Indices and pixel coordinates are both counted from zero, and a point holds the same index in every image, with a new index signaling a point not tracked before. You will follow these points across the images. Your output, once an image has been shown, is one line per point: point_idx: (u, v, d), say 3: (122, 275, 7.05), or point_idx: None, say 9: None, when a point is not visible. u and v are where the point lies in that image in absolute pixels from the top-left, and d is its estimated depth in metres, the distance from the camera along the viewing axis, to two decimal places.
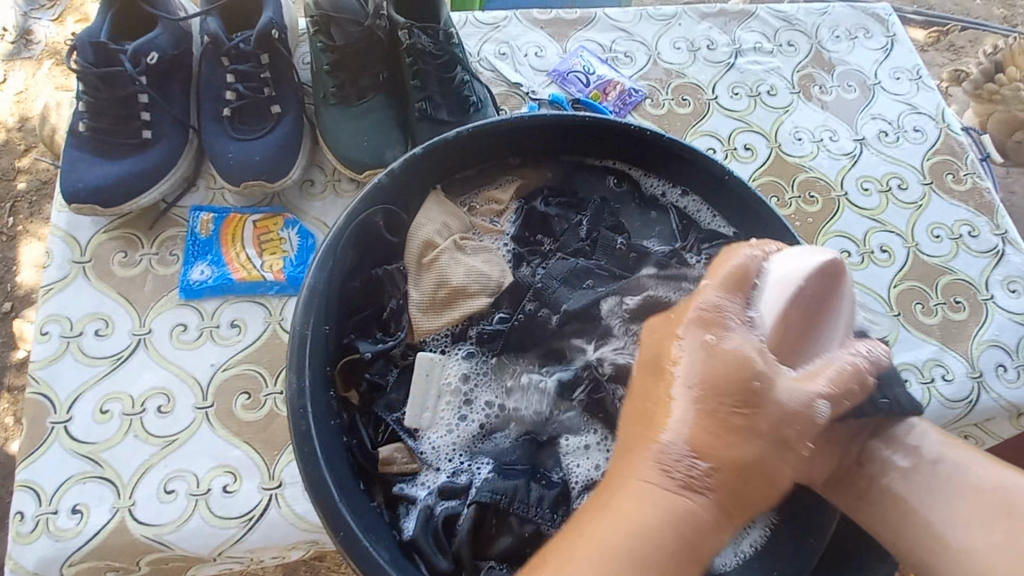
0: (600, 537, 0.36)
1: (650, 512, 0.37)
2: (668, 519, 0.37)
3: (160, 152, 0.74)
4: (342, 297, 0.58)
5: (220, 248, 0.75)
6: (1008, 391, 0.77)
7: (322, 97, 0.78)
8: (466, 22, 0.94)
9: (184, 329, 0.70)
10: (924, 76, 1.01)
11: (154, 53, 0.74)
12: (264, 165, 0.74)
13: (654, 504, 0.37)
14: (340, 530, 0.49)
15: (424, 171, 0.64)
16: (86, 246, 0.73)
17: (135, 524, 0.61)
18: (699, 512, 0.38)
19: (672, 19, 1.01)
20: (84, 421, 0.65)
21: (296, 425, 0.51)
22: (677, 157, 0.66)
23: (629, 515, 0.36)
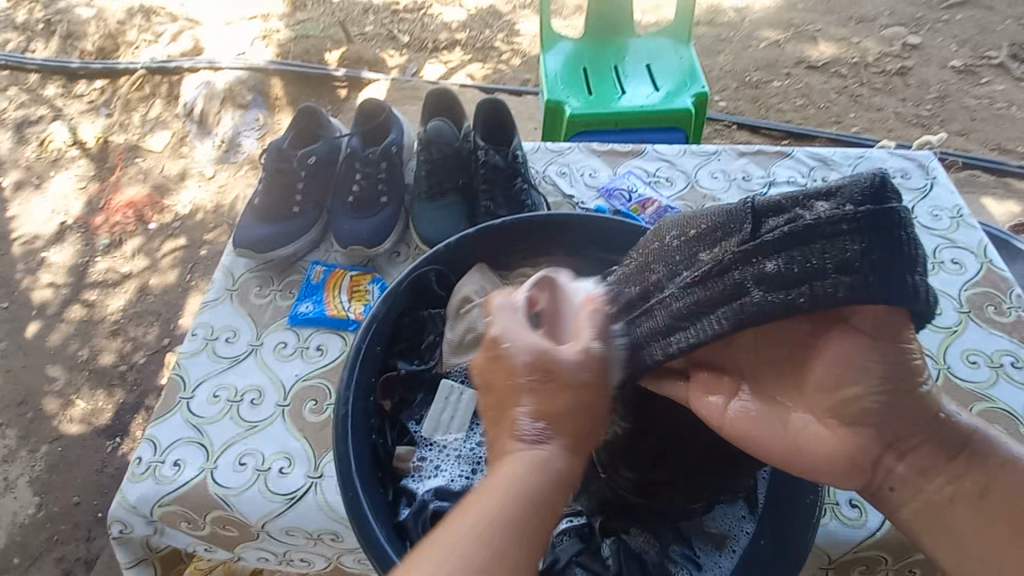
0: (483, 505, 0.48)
1: (516, 479, 0.50)
2: (532, 469, 0.51)
3: (301, 221, 1.04)
4: (394, 326, 0.77)
5: (323, 292, 0.99)
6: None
7: (418, 193, 1.05)
8: (538, 149, 1.21)
9: (284, 346, 0.93)
10: (965, 216, 1.08)
11: (314, 156, 1.06)
12: (367, 237, 1.01)
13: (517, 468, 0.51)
14: (349, 493, 0.62)
15: (475, 247, 0.85)
16: (238, 279, 1.02)
17: (212, 483, 0.79)
18: (556, 461, 0.52)
19: (712, 155, 1.20)
20: (201, 399, 0.87)
21: (338, 408, 0.68)
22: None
23: (505, 486, 0.49)
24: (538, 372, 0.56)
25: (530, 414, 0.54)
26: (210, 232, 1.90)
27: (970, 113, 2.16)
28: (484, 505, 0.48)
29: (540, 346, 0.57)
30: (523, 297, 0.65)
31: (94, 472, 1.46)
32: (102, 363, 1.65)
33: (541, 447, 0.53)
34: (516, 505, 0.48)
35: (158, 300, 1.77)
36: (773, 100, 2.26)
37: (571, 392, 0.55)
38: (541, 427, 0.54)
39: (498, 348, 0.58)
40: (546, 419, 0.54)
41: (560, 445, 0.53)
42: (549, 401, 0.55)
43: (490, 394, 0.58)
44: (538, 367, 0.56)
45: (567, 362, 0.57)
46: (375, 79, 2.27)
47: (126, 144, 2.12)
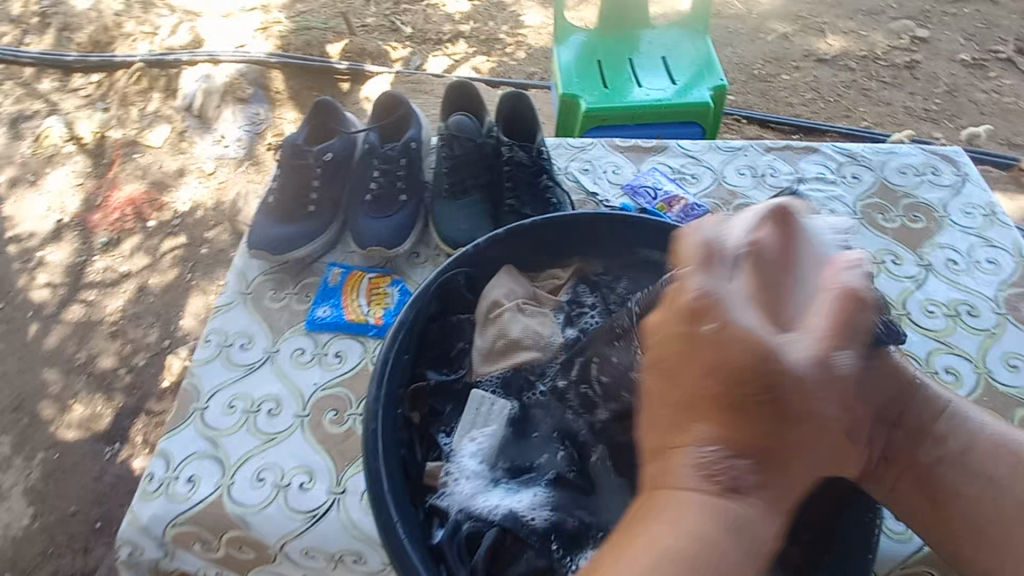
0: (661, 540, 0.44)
1: (685, 516, 0.45)
2: (708, 513, 0.45)
3: (317, 221, 0.99)
4: (422, 335, 0.73)
5: (340, 296, 0.95)
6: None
7: (437, 191, 1.00)
8: (559, 144, 1.17)
9: (301, 353, 0.89)
10: (998, 214, 1.04)
11: (329, 153, 1.01)
12: (386, 237, 0.96)
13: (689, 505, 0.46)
14: (383, 515, 0.59)
15: (504, 248, 0.80)
16: (250, 282, 0.98)
17: (228, 501, 0.75)
18: (751, 508, 0.46)
19: (738, 150, 1.15)
20: (215, 411, 0.83)
21: (367, 424, 0.64)
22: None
23: (676, 524, 0.45)
24: (753, 384, 0.46)
25: (705, 436, 0.47)
26: (210, 230, 1.85)
27: (981, 108, 2.13)
28: (661, 545, 0.43)
29: (761, 331, 0.47)
30: (735, 239, 0.53)
31: (93, 479, 1.42)
32: (102, 366, 1.60)
33: (711, 462, 0.47)
34: (702, 552, 0.43)
35: (158, 300, 1.72)
36: (784, 93, 2.21)
37: (774, 416, 0.47)
38: (741, 464, 0.47)
39: (700, 325, 0.46)
40: (725, 443, 0.47)
41: (747, 467, 0.47)
42: (725, 417, 0.47)
43: (681, 365, 0.48)
44: (762, 382, 0.46)
45: (800, 364, 0.46)
46: (377, 72, 2.21)
47: (123, 140, 2.06)
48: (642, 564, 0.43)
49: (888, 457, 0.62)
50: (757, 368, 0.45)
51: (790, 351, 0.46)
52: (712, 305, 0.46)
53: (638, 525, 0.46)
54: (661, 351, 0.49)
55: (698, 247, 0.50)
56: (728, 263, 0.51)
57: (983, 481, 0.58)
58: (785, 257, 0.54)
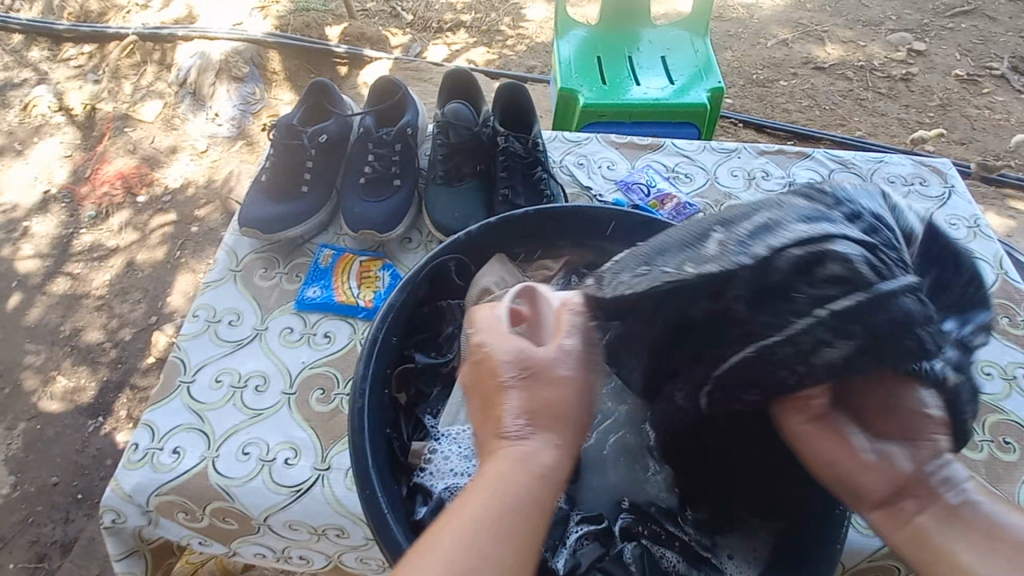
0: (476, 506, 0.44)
1: (507, 481, 0.46)
2: (519, 469, 0.46)
3: (310, 202, 1.00)
4: (411, 318, 0.74)
5: (331, 278, 0.95)
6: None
7: (432, 178, 1.01)
8: (555, 138, 1.18)
9: (290, 331, 0.89)
10: (982, 227, 1.07)
11: (325, 134, 1.02)
12: (379, 221, 0.97)
13: (503, 472, 0.46)
14: (367, 491, 0.60)
15: (496, 237, 0.82)
16: (241, 259, 0.98)
17: (213, 473, 0.76)
18: (542, 457, 0.48)
19: (732, 152, 1.17)
20: (202, 385, 0.84)
21: (354, 402, 0.65)
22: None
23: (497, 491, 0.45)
24: (521, 369, 0.51)
25: (515, 416, 0.50)
26: (201, 208, 1.84)
27: (972, 123, 2.16)
28: (460, 512, 0.44)
29: (522, 347, 0.53)
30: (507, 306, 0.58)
31: (75, 452, 1.42)
32: (86, 340, 1.59)
33: (526, 443, 0.48)
34: (503, 507, 0.44)
35: (146, 276, 1.71)
36: (780, 99, 2.23)
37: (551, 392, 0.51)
38: (523, 426, 0.49)
39: (522, 359, 0.52)
40: (532, 419, 0.50)
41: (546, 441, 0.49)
42: (534, 400, 0.50)
43: (490, 381, 0.52)
44: (525, 366, 0.52)
45: (547, 357, 0.53)
46: (376, 57, 2.19)
47: (115, 113, 2.04)
48: (452, 522, 0.43)
49: (897, 491, 0.51)
50: (543, 370, 0.51)
51: (542, 355, 0.53)
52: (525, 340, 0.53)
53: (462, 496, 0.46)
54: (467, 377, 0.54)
55: (482, 322, 0.56)
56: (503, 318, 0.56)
57: (988, 516, 0.47)
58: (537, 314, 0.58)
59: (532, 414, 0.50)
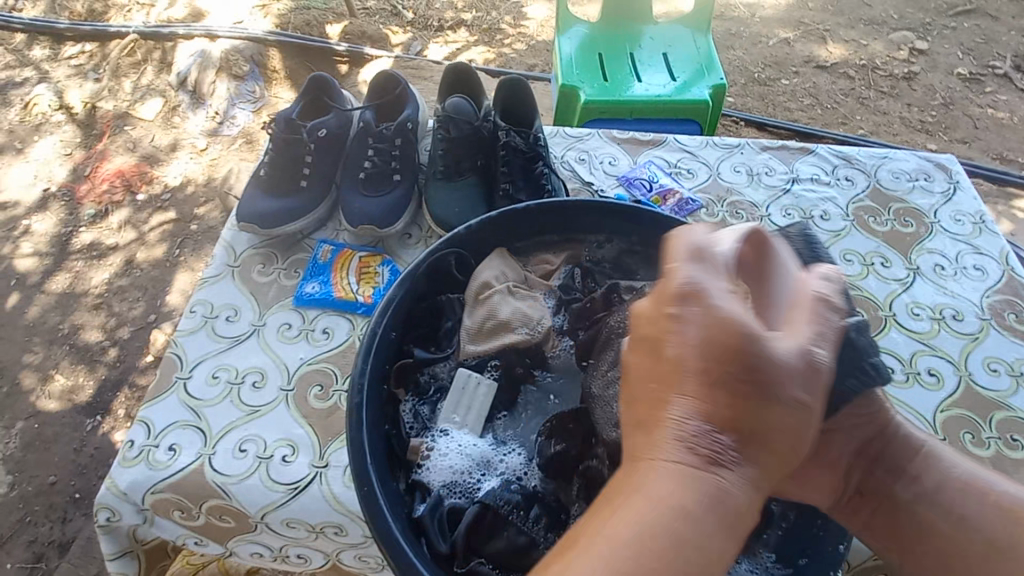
0: (631, 516, 0.39)
1: (663, 497, 0.40)
2: (711, 500, 0.40)
3: (309, 197, 0.99)
4: (410, 313, 0.74)
5: (331, 273, 0.94)
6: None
7: (432, 173, 1.00)
8: (556, 133, 1.17)
9: (288, 328, 0.88)
10: (988, 222, 1.06)
11: (324, 129, 1.01)
12: (379, 215, 0.96)
13: (667, 479, 0.41)
14: (365, 486, 0.59)
15: (496, 231, 0.81)
16: (239, 255, 0.97)
17: (209, 470, 0.74)
18: (739, 491, 0.41)
19: (735, 148, 1.16)
20: (199, 381, 0.83)
21: (352, 396, 0.64)
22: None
23: (662, 500, 0.40)
24: (727, 358, 0.42)
25: (692, 417, 0.43)
26: (201, 207, 1.83)
27: (975, 121, 2.15)
28: (659, 511, 0.39)
29: (799, 343, 0.43)
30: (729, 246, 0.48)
31: (73, 451, 1.41)
32: (85, 338, 1.58)
33: (721, 471, 0.42)
34: (693, 515, 0.40)
35: (146, 274, 1.70)
36: (782, 98, 2.22)
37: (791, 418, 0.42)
38: (726, 444, 0.42)
39: (686, 307, 0.44)
40: (721, 427, 0.42)
41: (740, 473, 0.42)
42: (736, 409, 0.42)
43: (650, 352, 0.45)
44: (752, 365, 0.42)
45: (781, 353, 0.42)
46: (377, 55, 2.19)
47: (115, 112, 2.02)
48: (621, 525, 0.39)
49: (861, 491, 0.61)
50: (739, 351, 0.42)
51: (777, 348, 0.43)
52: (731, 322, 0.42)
53: (625, 486, 0.42)
54: (644, 333, 0.46)
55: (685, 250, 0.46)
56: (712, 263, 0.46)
57: (950, 517, 0.56)
58: (764, 269, 0.52)
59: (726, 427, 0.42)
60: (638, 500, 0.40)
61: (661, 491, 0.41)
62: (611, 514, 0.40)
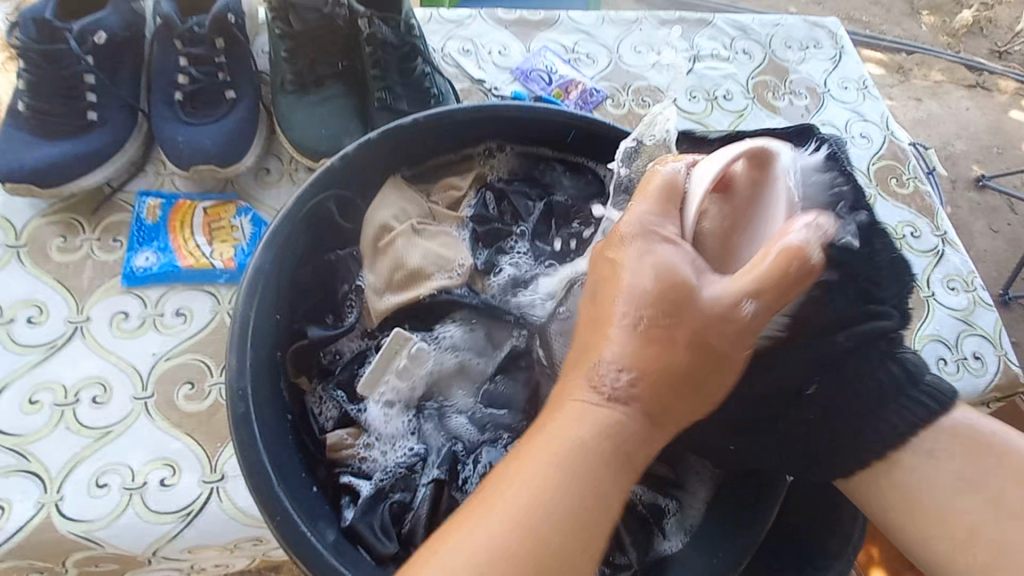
0: (532, 475, 0.33)
1: (579, 447, 0.34)
2: (596, 431, 0.35)
3: (105, 134, 0.71)
4: (291, 280, 0.57)
5: (167, 235, 0.72)
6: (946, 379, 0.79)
7: (279, 84, 0.77)
8: (431, 18, 0.95)
9: (124, 318, 0.67)
10: (870, 87, 1.07)
11: (103, 32, 0.71)
12: (215, 150, 0.73)
13: (573, 440, 0.34)
14: (276, 517, 0.48)
15: (383, 156, 0.64)
16: (23, 231, 0.70)
17: (61, 520, 0.58)
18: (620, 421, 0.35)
19: (633, 24, 1.04)
20: (10, 412, 0.61)
21: (234, 408, 0.50)
22: (620, 149, 0.68)
23: (550, 462, 0.33)
24: (657, 311, 0.36)
25: (612, 370, 0.36)
26: None
27: None
28: (507, 493, 0.33)
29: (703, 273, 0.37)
30: (691, 186, 0.41)
31: None
32: None
33: (616, 408, 0.35)
34: (532, 500, 0.32)
35: None
36: None
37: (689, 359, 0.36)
38: (618, 401, 0.35)
39: (621, 265, 0.38)
40: (639, 375, 0.36)
41: (636, 413, 0.36)
42: (642, 357, 0.36)
43: (590, 318, 0.38)
44: (663, 309, 0.36)
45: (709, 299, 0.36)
46: None
47: None
48: (508, 492, 0.33)
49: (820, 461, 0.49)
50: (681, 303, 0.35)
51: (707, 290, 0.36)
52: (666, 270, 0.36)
53: (534, 432, 0.35)
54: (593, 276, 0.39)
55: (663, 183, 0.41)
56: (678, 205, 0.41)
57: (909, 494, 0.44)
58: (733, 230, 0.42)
59: (639, 379, 0.35)
60: (564, 455, 0.34)
61: (570, 456, 0.34)
62: (517, 477, 0.33)
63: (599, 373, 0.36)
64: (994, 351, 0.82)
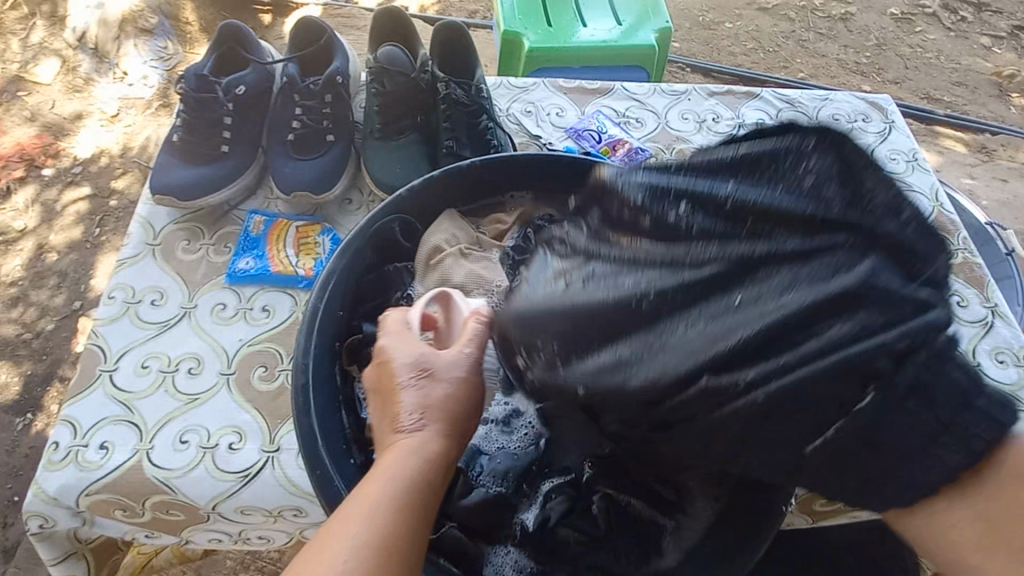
0: (371, 489, 0.46)
1: (406, 467, 0.47)
2: (422, 461, 0.48)
3: (232, 163, 0.90)
4: (357, 283, 0.69)
5: (265, 246, 0.87)
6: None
7: (369, 131, 0.94)
8: (500, 84, 1.11)
9: (223, 308, 0.82)
10: (920, 160, 1.09)
11: (242, 86, 0.91)
12: (313, 180, 0.89)
13: (398, 458, 0.48)
14: (317, 469, 0.58)
15: (442, 191, 0.76)
16: (159, 232, 0.88)
17: (149, 466, 0.69)
18: (431, 446, 0.49)
19: (682, 94, 1.14)
20: (127, 373, 0.76)
21: (297, 377, 0.61)
22: None
23: (393, 470, 0.47)
24: (414, 369, 0.52)
25: (415, 411, 0.50)
26: (118, 179, 1.66)
27: (904, 61, 2.19)
28: (365, 503, 0.45)
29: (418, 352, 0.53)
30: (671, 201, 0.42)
31: (3, 453, 1.30)
32: (1, 334, 1.43)
33: (419, 435, 0.49)
34: (407, 495, 0.46)
35: (65, 258, 1.54)
36: (726, 42, 2.20)
37: (446, 390, 0.52)
38: (413, 419, 0.50)
39: (393, 353, 0.53)
40: (433, 412, 0.50)
41: (429, 434, 0.49)
42: (438, 405, 0.50)
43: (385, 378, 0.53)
44: (421, 366, 0.52)
45: (445, 361, 0.53)
46: (303, 3, 2.00)
47: (2, 76, 1.78)
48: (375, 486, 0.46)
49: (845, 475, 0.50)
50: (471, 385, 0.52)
51: None
52: (395, 357, 0.53)
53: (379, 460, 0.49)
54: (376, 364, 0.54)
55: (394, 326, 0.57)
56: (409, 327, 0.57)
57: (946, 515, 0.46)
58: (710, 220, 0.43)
59: (433, 417, 0.50)
60: (392, 476, 0.46)
61: (407, 471, 0.47)
62: (375, 480, 0.46)
63: (413, 415, 0.50)
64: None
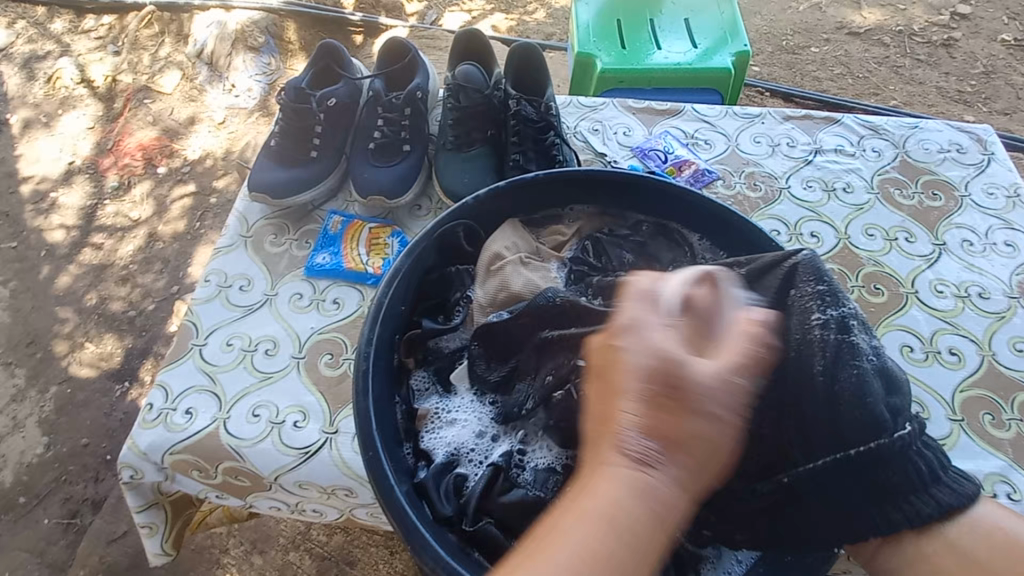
0: (568, 532, 0.42)
1: (618, 506, 0.42)
2: (633, 494, 0.42)
3: (319, 168, 0.99)
4: (419, 281, 0.74)
5: (341, 244, 0.95)
6: (912, 367, 0.83)
7: (443, 143, 1.00)
8: (570, 103, 1.14)
9: (299, 298, 0.90)
10: (1022, 196, 1.01)
11: (334, 98, 1.00)
12: (387, 186, 0.96)
13: (607, 491, 0.43)
14: (370, 451, 0.61)
15: (506, 201, 0.80)
16: (252, 226, 0.97)
17: (225, 434, 0.77)
18: (662, 486, 0.43)
19: (755, 117, 1.12)
20: (214, 348, 0.85)
21: (359, 363, 0.65)
22: (712, 215, 0.76)
23: (612, 504, 0.42)
24: (661, 385, 0.44)
25: (635, 429, 0.44)
26: (219, 180, 1.85)
27: (1016, 91, 2.02)
28: (556, 550, 0.41)
29: (662, 352, 0.45)
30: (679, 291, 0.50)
31: (103, 415, 1.47)
32: (112, 309, 1.63)
33: (646, 469, 0.43)
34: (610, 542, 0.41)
35: (170, 246, 1.73)
36: (810, 67, 2.12)
37: (699, 422, 0.44)
38: (651, 447, 0.44)
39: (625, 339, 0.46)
40: (655, 435, 0.44)
41: (668, 472, 0.43)
42: (655, 419, 0.44)
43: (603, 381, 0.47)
44: (669, 382, 0.44)
45: (700, 381, 0.44)
46: (392, 25, 2.15)
47: (135, 85, 2.03)
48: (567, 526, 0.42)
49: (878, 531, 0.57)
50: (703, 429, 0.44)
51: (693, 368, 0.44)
52: (659, 352, 0.45)
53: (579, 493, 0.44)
54: (598, 363, 0.48)
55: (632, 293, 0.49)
56: (654, 306, 0.48)
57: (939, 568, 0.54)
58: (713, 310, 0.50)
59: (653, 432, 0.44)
60: (584, 518, 0.42)
61: (630, 523, 0.42)
62: (562, 524, 0.42)
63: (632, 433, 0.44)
64: (978, 351, 0.84)
